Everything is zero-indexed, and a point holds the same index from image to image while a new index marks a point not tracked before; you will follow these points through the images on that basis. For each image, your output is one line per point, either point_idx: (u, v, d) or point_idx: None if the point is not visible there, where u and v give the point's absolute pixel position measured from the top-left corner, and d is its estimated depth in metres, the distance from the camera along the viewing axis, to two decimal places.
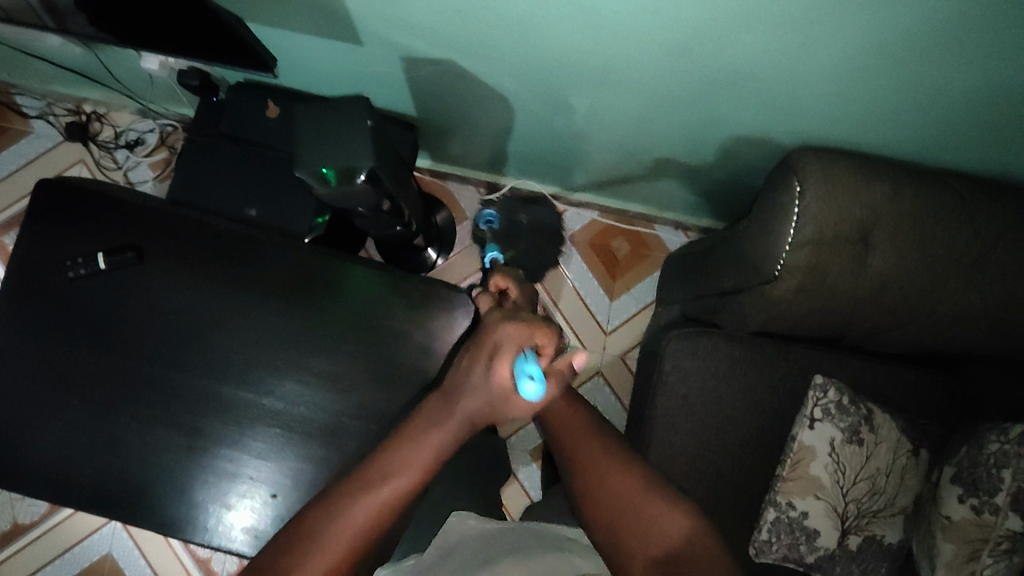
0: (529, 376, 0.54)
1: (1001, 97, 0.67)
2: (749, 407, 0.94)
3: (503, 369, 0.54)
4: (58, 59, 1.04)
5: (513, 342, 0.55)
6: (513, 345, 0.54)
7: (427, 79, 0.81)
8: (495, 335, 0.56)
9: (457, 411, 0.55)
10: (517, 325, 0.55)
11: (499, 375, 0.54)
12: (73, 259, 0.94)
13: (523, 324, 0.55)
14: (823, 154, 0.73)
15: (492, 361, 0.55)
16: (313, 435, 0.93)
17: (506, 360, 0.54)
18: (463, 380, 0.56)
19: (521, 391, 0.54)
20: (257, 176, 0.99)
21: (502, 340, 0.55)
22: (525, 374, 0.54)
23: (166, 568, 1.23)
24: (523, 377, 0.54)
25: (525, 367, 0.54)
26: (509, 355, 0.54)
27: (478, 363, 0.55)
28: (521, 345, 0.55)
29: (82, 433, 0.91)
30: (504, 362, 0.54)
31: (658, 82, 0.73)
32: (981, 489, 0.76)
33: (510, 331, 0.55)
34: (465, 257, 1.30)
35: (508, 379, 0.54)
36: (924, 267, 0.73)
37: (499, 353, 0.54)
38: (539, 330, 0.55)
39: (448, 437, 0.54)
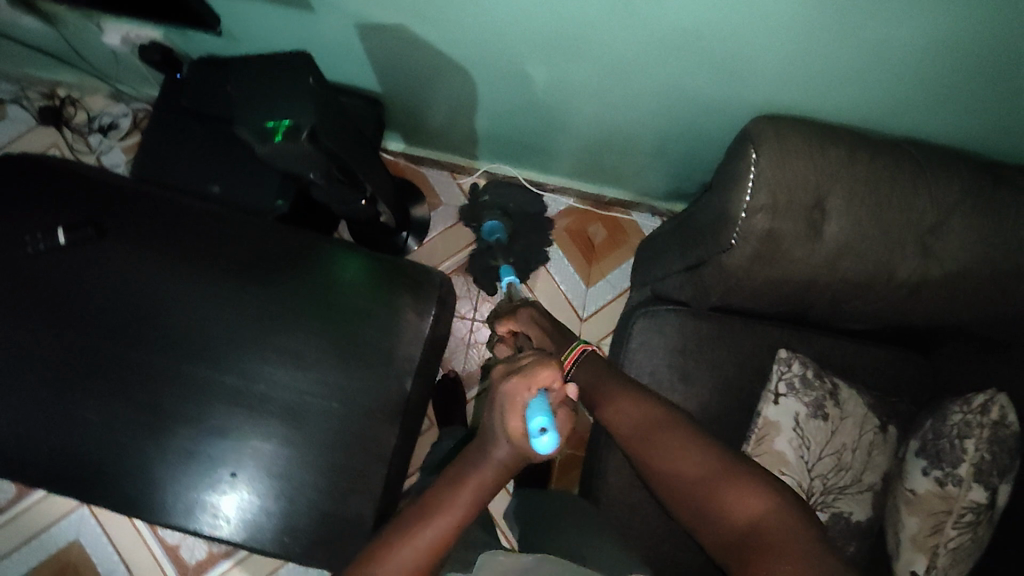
0: (540, 430, 0.51)
1: (951, 63, 0.66)
2: (717, 385, 0.92)
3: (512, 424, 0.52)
4: (26, 40, 1.04)
5: (515, 393, 0.53)
6: (515, 398, 0.53)
7: (385, 50, 0.82)
8: (498, 390, 0.54)
9: (484, 463, 0.54)
10: (514, 377, 0.54)
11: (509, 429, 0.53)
12: (33, 234, 0.93)
13: (519, 375, 0.53)
14: (777, 121, 0.73)
15: (501, 417, 0.53)
16: (275, 413, 0.92)
17: (513, 414, 0.53)
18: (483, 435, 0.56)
19: (536, 448, 0.52)
20: (223, 153, 0.99)
21: (506, 393, 0.53)
22: (536, 428, 0.51)
23: (134, 555, 1.21)
24: (534, 433, 0.51)
25: (534, 422, 0.51)
26: (513, 409, 0.53)
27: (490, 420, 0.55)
28: (523, 396, 0.53)
29: (40, 410, 0.90)
30: (510, 416, 0.53)
31: (610, 49, 0.73)
32: (943, 461, 0.74)
33: (511, 384, 0.54)
34: (443, 239, 1.28)
35: (521, 430, 0.52)
36: (882, 233, 0.72)
37: (510, 406, 0.52)
38: (536, 376, 0.53)
39: (484, 482, 0.54)
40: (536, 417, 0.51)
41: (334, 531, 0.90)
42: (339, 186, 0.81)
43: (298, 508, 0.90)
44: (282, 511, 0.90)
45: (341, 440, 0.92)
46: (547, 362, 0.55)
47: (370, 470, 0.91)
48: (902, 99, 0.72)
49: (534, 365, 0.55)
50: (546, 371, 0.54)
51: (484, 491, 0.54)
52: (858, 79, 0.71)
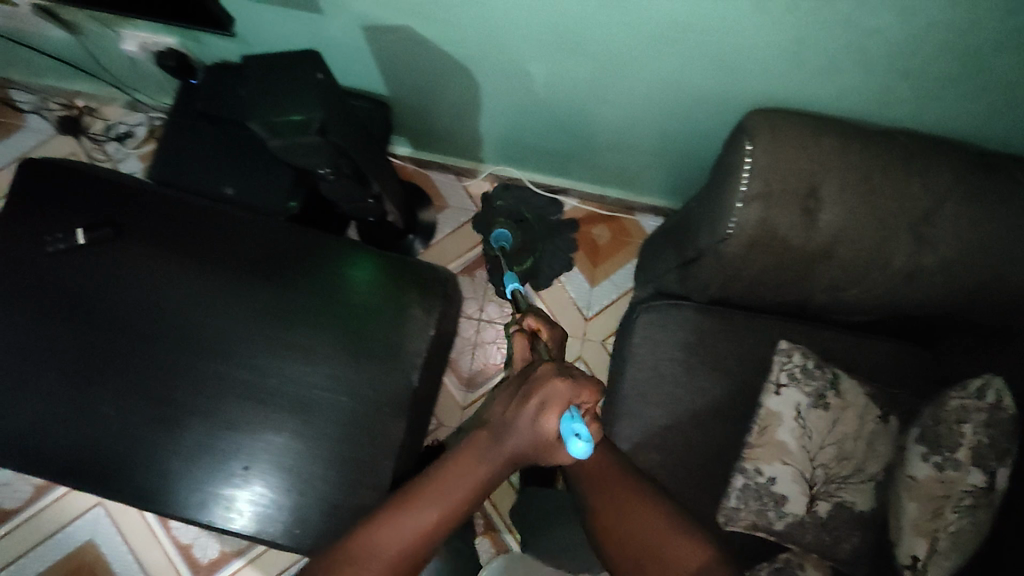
0: (577, 435, 0.55)
1: (938, 53, 0.67)
2: (719, 378, 0.94)
3: (550, 419, 0.57)
4: (47, 50, 1.08)
5: (555, 395, 0.58)
6: (558, 398, 0.58)
7: (390, 51, 0.84)
8: (543, 384, 0.59)
9: (502, 452, 0.59)
10: (560, 380, 0.59)
11: (544, 423, 0.57)
12: (53, 235, 0.97)
13: (568, 380, 0.58)
14: (772, 114, 0.75)
15: (541, 410, 0.58)
16: (285, 407, 0.94)
17: (552, 410, 0.57)
18: (508, 426, 0.59)
19: (569, 449, 0.55)
20: (235, 156, 1.02)
21: (549, 393, 0.58)
22: (574, 432, 0.56)
23: (148, 553, 1.23)
24: (571, 434, 0.55)
25: (572, 426, 0.56)
26: (556, 405, 0.57)
27: (523, 413, 0.58)
28: (563, 403, 0.57)
29: (58, 404, 0.93)
30: (550, 411, 0.57)
31: (608, 45, 0.75)
32: (942, 446, 0.75)
33: (555, 381, 0.59)
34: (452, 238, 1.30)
35: (553, 430, 0.57)
36: (876, 221, 0.73)
37: (548, 405, 0.57)
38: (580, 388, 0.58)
39: (491, 469, 0.59)
40: (576, 421, 0.56)
41: (343, 524, 0.92)
42: (347, 182, 0.84)
43: (309, 500, 0.92)
44: (293, 503, 0.92)
45: (351, 433, 0.94)
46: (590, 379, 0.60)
47: (378, 463, 0.93)
48: (893, 90, 0.74)
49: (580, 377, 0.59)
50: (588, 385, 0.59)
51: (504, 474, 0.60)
52: (851, 71, 0.72)
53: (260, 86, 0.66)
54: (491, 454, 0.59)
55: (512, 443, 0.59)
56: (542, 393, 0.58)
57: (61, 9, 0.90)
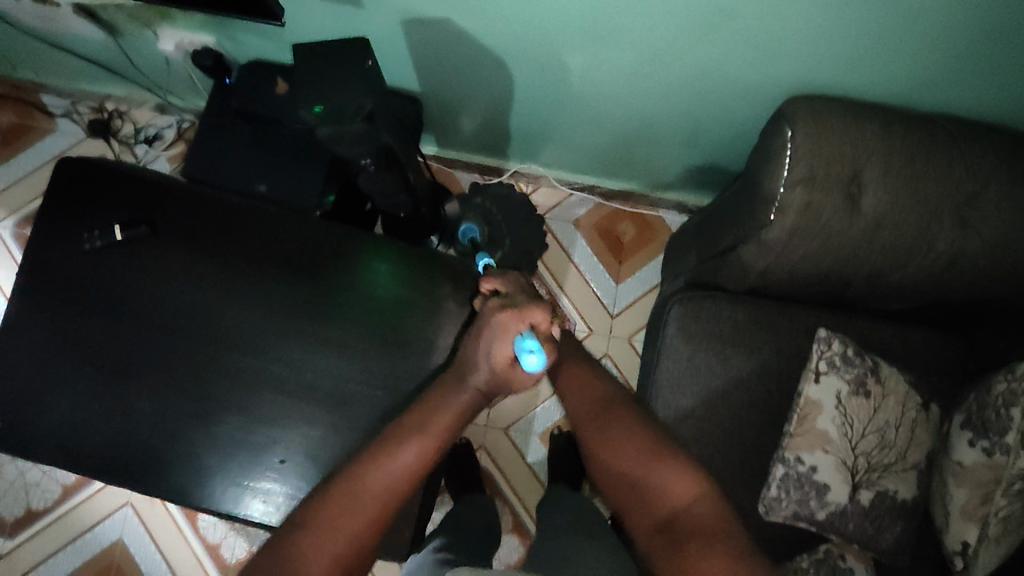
0: (528, 350, 0.67)
1: (981, 36, 0.68)
2: (755, 369, 0.93)
3: (502, 347, 0.71)
4: (82, 52, 1.10)
5: (506, 324, 0.72)
6: (509, 326, 0.72)
7: (428, 44, 0.85)
8: (495, 321, 0.73)
9: (471, 384, 0.72)
10: (508, 312, 0.73)
11: (500, 351, 0.71)
12: (91, 232, 0.97)
13: (512, 310, 0.72)
14: (813, 99, 0.74)
15: (494, 340, 0.71)
16: (320, 400, 0.94)
17: (502, 339, 0.71)
18: (474, 360, 0.74)
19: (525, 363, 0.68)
20: (266, 154, 1.02)
21: (499, 324, 0.72)
22: (526, 349, 0.68)
23: (176, 553, 1.23)
24: (525, 352, 0.68)
25: (525, 346, 0.68)
26: (506, 336, 0.71)
27: (483, 349, 0.73)
28: (514, 327, 0.71)
29: (96, 400, 0.93)
30: (503, 341, 0.71)
31: (646, 34, 0.75)
32: (991, 430, 0.75)
33: (506, 317, 0.73)
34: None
35: (507, 354, 0.70)
36: (920, 205, 0.73)
37: (500, 334, 0.71)
38: (527, 314, 0.72)
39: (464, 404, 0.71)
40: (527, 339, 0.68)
41: None
42: (385, 174, 0.84)
43: None
44: None
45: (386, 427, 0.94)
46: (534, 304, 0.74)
47: None
48: (933, 73, 0.74)
49: (525, 306, 0.74)
50: (535, 310, 0.72)
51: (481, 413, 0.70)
52: (892, 55, 0.72)
53: (310, 70, 0.67)
54: (463, 386, 0.72)
55: (479, 377, 0.72)
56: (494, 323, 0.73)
57: (101, 8, 0.92)
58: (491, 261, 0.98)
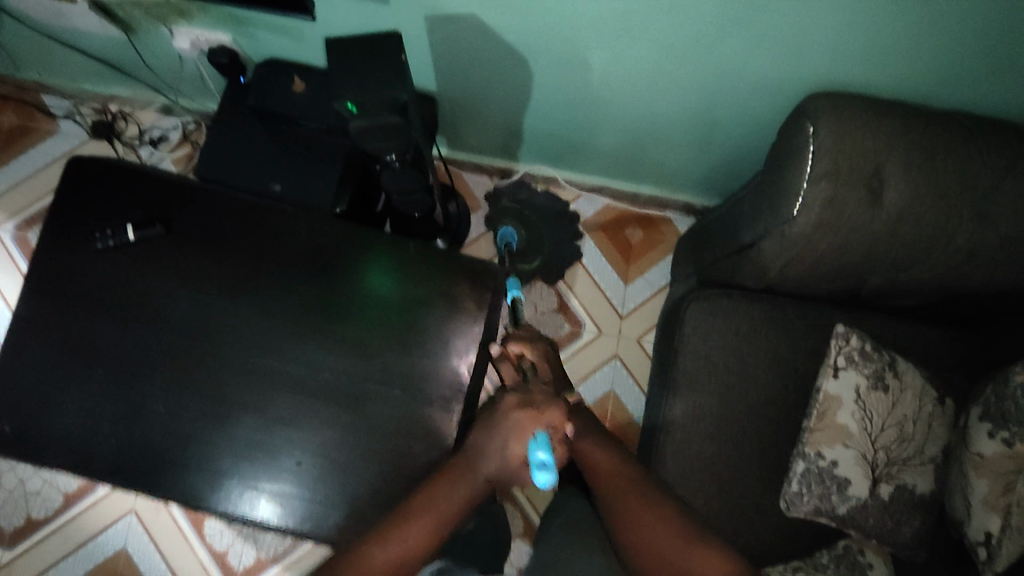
0: (541, 464, 0.64)
1: (997, 35, 0.70)
2: (773, 366, 0.94)
3: (516, 449, 0.68)
4: (92, 51, 1.09)
5: (524, 425, 0.69)
6: (525, 427, 0.69)
7: (450, 41, 0.86)
8: (511, 418, 0.70)
9: (477, 474, 0.70)
10: (527, 411, 0.70)
11: (513, 451, 0.69)
12: (102, 232, 0.96)
13: (533, 410, 0.69)
14: (833, 96, 0.77)
15: (510, 439, 0.69)
16: (337, 400, 0.93)
17: (519, 441, 0.69)
18: (482, 450, 0.71)
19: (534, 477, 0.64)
20: (283, 152, 1.02)
21: (517, 424, 0.69)
22: (538, 464, 0.64)
23: (181, 561, 1.20)
24: (536, 466, 0.64)
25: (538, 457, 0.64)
26: (521, 440, 0.69)
27: (494, 440, 0.70)
28: (531, 429, 0.69)
29: (108, 402, 0.92)
30: (518, 443, 0.68)
31: (669, 33, 0.77)
32: (1010, 421, 0.76)
33: (523, 416, 0.70)
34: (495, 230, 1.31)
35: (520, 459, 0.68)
36: (939, 199, 0.75)
37: (515, 436, 0.69)
38: (546, 415, 0.70)
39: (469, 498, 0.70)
40: (540, 451, 0.64)
41: None
42: (410, 171, 0.84)
43: (364, 495, 0.90)
44: (347, 497, 0.90)
45: (405, 427, 0.92)
46: (554, 402, 0.71)
47: (433, 458, 0.92)
48: (947, 71, 0.76)
49: (544, 404, 0.71)
50: (555, 412, 0.70)
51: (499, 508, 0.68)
52: (908, 54, 0.75)
53: (348, 61, 0.68)
54: (467, 477, 0.71)
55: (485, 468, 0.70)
56: (511, 418, 0.70)
57: (118, 5, 0.92)
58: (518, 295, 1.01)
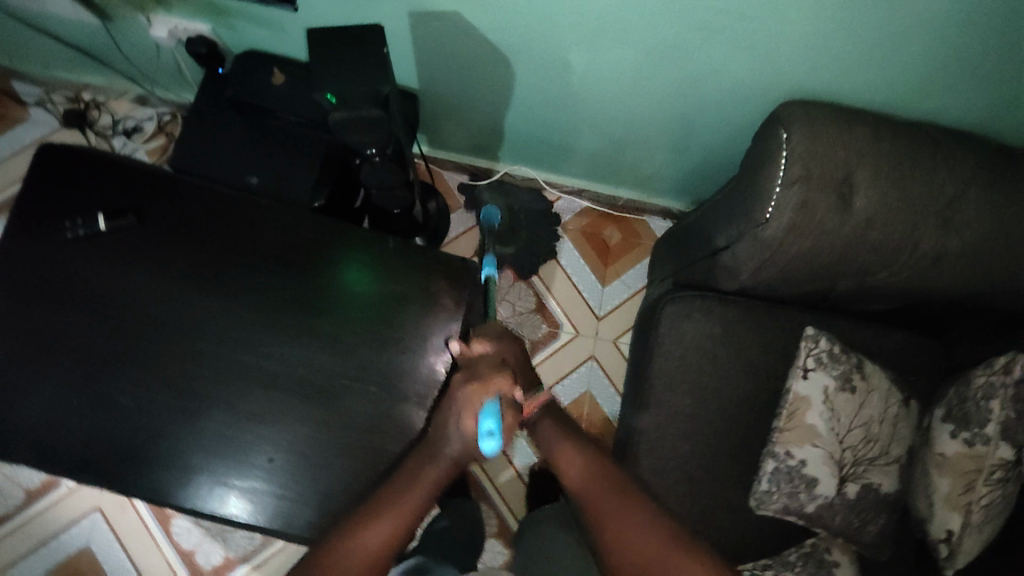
0: (488, 431, 0.66)
1: (963, 48, 0.72)
2: (745, 367, 0.95)
3: (468, 423, 0.70)
4: (66, 37, 1.07)
5: (474, 398, 0.70)
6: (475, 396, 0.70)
7: (433, 38, 0.86)
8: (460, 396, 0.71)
9: (446, 455, 0.72)
10: (473, 386, 0.71)
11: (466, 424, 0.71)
12: (73, 221, 0.94)
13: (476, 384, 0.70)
14: (806, 104, 0.79)
15: (463, 415, 0.71)
16: (312, 396, 0.92)
17: (471, 414, 0.70)
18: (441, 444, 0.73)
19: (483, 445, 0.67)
20: (260, 145, 1.01)
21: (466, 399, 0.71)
22: (486, 432, 0.67)
23: (147, 561, 1.17)
24: (484, 434, 0.67)
25: (484, 426, 0.66)
26: (472, 412, 0.70)
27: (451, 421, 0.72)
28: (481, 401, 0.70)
29: (74, 395, 0.90)
30: (470, 416, 0.70)
31: (648, 37, 0.78)
32: (971, 423, 0.79)
33: (472, 390, 0.71)
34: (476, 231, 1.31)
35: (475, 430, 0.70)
36: (906, 206, 0.77)
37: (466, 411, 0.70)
38: (491, 384, 0.70)
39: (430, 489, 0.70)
40: (487, 420, 0.66)
41: None
42: (390, 165, 0.84)
43: (336, 492, 0.90)
44: (320, 494, 0.90)
45: (379, 424, 0.92)
46: (500, 371, 0.72)
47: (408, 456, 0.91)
48: (916, 82, 0.79)
49: (490, 374, 0.72)
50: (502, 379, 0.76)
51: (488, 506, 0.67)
52: (878, 65, 0.77)
53: (327, 52, 0.69)
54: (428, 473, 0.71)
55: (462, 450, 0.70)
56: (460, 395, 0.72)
57: None
58: (493, 270, 1.00)
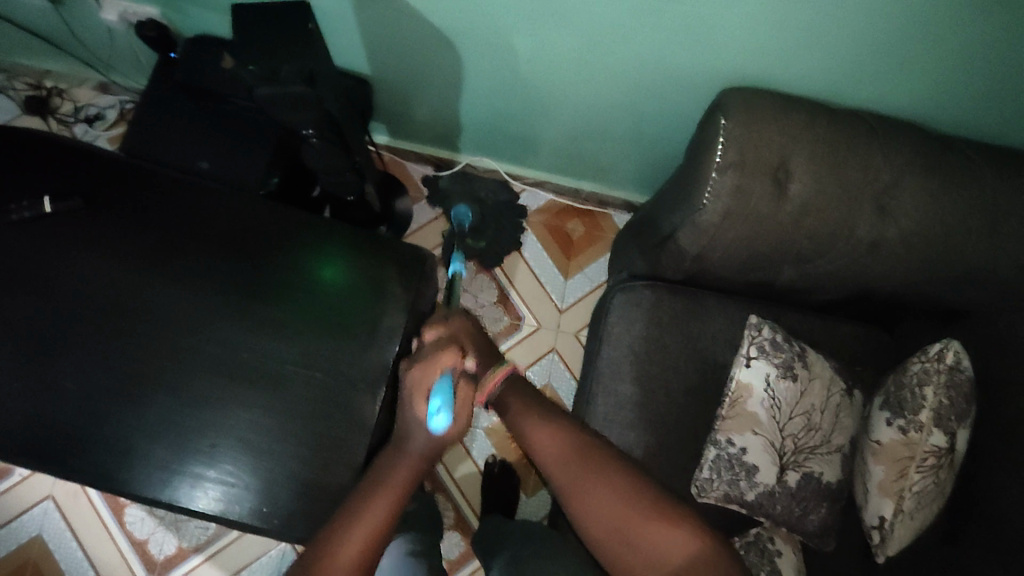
0: (436, 409, 0.63)
1: (891, 35, 0.73)
2: (693, 356, 0.95)
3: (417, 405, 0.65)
4: (23, 20, 1.08)
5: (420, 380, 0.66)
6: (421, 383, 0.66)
7: (378, 21, 0.87)
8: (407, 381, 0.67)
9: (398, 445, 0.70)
10: (419, 367, 0.68)
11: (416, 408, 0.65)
12: (18, 203, 0.94)
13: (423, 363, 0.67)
14: (744, 92, 0.79)
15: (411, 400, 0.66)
16: (256, 382, 0.92)
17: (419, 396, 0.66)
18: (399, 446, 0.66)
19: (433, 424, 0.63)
20: (211, 130, 1.01)
21: (413, 381, 0.66)
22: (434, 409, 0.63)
23: (99, 550, 1.17)
24: (433, 412, 0.63)
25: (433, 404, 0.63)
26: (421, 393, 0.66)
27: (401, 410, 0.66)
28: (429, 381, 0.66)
29: (15, 377, 0.89)
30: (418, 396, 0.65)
31: (585, 22, 0.79)
32: (905, 409, 0.79)
33: (419, 372, 0.67)
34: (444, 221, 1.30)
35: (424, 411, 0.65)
36: (841, 192, 0.78)
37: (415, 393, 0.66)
38: (438, 362, 0.67)
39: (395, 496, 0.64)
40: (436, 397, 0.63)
41: (315, 501, 0.89)
42: (329, 147, 0.86)
43: (280, 478, 0.89)
44: (263, 480, 0.89)
45: (325, 409, 0.91)
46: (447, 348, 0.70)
47: (353, 440, 0.91)
48: (850, 70, 0.80)
49: (436, 353, 0.69)
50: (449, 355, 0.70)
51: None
52: (813, 52, 0.78)
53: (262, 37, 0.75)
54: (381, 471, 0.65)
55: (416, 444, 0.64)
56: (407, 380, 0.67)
57: None
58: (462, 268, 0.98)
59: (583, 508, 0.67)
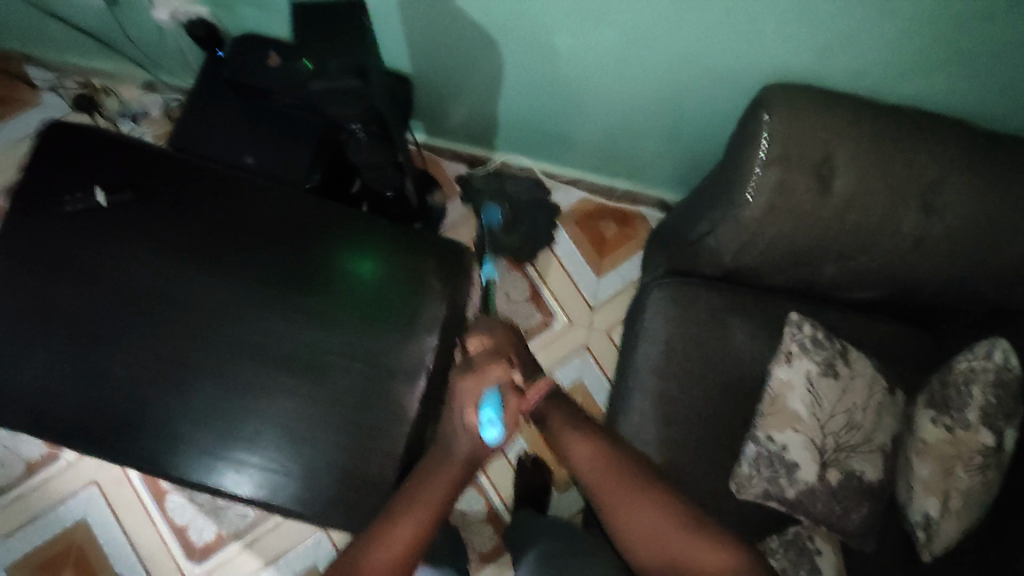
0: (488, 421, 0.67)
1: (939, 31, 0.73)
2: (731, 354, 0.95)
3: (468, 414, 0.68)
4: (75, 19, 1.12)
5: (470, 391, 0.69)
6: (472, 393, 0.69)
7: (421, 19, 0.88)
8: (458, 390, 0.70)
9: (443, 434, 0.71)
10: (470, 379, 0.70)
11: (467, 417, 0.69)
12: (73, 195, 0.97)
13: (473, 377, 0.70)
14: (787, 87, 0.79)
15: (463, 408, 0.69)
16: (299, 371, 0.93)
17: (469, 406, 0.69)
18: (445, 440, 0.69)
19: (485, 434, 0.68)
20: (256, 127, 1.04)
21: (463, 392, 0.69)
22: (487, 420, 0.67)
23: (141, 535, 1.20)
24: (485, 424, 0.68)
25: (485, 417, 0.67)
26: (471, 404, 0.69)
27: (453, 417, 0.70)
28: (478, 392, 0.69)
29: (69, 363, 0.92)
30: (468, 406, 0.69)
31: (627, 19, 0.79)
32: (951, 408, 0.79)
33: (469, 383, 0.70)
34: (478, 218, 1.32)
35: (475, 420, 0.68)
36: (886, 188, 0.77)
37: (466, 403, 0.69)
38: (486, 375, 0.70)
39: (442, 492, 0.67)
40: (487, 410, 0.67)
41: (355, 490, 0.91)
42: (374, 142, 0.90)
43: (322, 466, 0.91)
44: (305, 467, 0.91)
45: (366, 400, 0.93)
46: (494, 361, 0.72)
47: (392, 431, 0.92)
48: (896, 66, 0.79)
49: (484, 364, 0.71)
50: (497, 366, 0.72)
51: (466, 475, 0.68)
52: (858, 48, 0.77)
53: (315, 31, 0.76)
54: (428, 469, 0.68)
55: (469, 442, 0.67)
56: (458, 389, 0.70)
57: None
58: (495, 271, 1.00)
59: (631, 513, 0.68)
